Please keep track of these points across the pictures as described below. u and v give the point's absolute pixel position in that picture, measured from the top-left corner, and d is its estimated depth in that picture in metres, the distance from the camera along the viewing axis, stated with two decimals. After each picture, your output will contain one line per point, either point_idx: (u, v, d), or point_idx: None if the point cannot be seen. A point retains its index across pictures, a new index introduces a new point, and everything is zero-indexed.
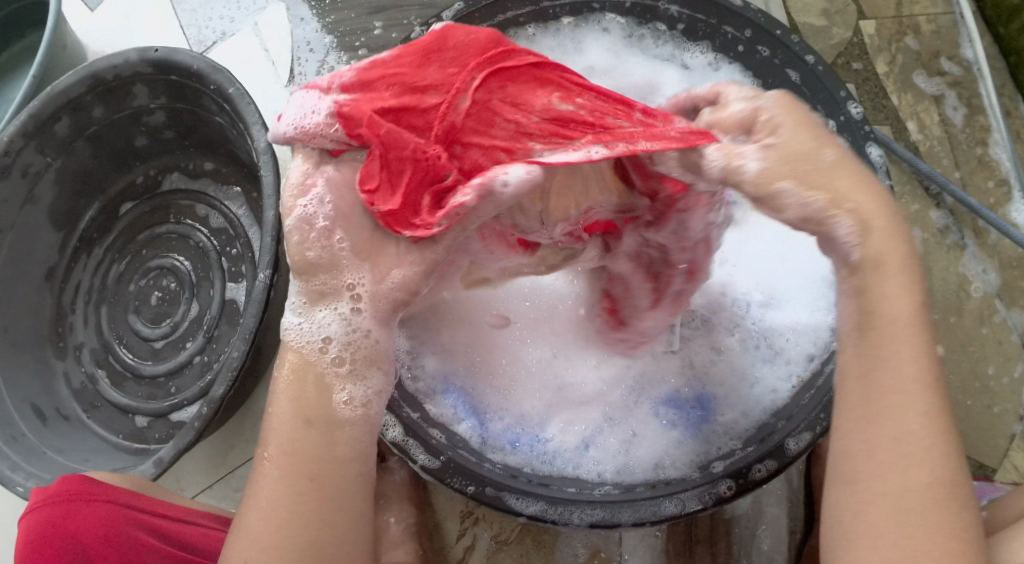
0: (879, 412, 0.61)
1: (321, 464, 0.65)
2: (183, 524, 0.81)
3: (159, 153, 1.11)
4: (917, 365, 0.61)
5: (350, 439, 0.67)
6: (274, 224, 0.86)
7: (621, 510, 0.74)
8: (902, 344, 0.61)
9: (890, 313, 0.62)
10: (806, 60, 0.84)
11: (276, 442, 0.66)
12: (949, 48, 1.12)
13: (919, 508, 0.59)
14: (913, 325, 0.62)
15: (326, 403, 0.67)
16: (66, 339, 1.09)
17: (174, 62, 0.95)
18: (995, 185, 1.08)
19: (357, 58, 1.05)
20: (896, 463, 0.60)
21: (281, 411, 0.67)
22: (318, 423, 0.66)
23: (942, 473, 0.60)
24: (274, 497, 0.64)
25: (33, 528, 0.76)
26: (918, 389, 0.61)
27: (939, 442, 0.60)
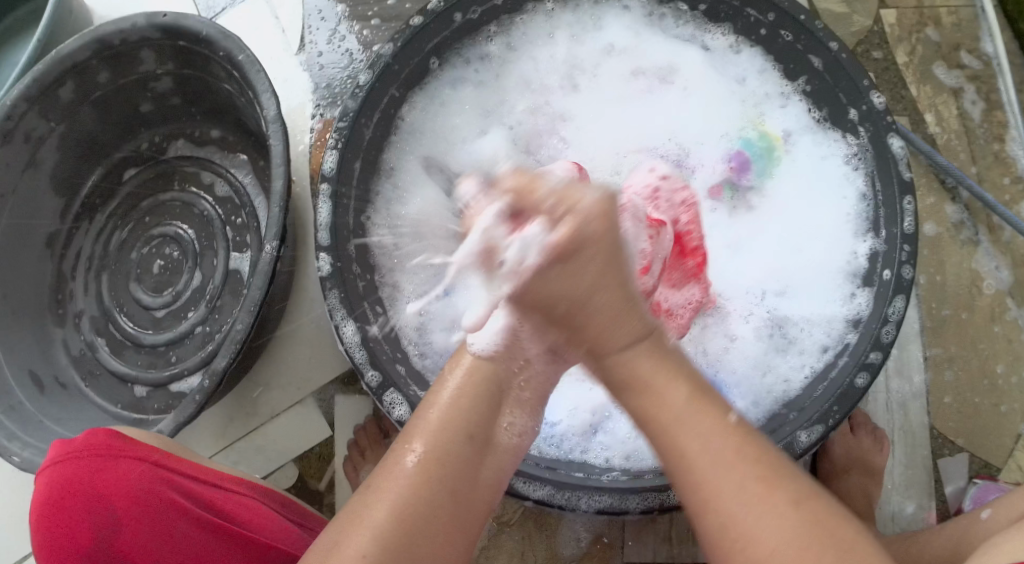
0: (677, 442, 0.63)
1: (463, 477, 0.66)
2: (224, 491, 0.78)
3: (166, 120, 1.09)
4: (700, 396, 0.63)
5: (497, 464, 0.69)
6: (282, 194, 0.85)
7: (630, 497, 0.74)
8: (683, 419, 0.63)
9: (660, 403, 0.63)
10: (830, 47, 0.82)
11: (427, 441, 0.65)
12: (969, 41, 1.10)
13: (779, 538, 0.59)
14: (685, 401, 0.63)
15: (495, 418, 0.69)
16: (65, 305, 1.07)
17: (182, 27, 0.93)
18: (1011, 182, 1.07)
19: (369, 29, 1.03)
20: (727, 516, 0.60)
21: (436, 417, 0.67)
22: (478, 441, 0.67)
23: (783, 527, 0.59)
24: (410, 495, 0.63)
25: (59, 482, 0.73)
26: (711, 421, 0.62)
27: (743, 498, 0.60)
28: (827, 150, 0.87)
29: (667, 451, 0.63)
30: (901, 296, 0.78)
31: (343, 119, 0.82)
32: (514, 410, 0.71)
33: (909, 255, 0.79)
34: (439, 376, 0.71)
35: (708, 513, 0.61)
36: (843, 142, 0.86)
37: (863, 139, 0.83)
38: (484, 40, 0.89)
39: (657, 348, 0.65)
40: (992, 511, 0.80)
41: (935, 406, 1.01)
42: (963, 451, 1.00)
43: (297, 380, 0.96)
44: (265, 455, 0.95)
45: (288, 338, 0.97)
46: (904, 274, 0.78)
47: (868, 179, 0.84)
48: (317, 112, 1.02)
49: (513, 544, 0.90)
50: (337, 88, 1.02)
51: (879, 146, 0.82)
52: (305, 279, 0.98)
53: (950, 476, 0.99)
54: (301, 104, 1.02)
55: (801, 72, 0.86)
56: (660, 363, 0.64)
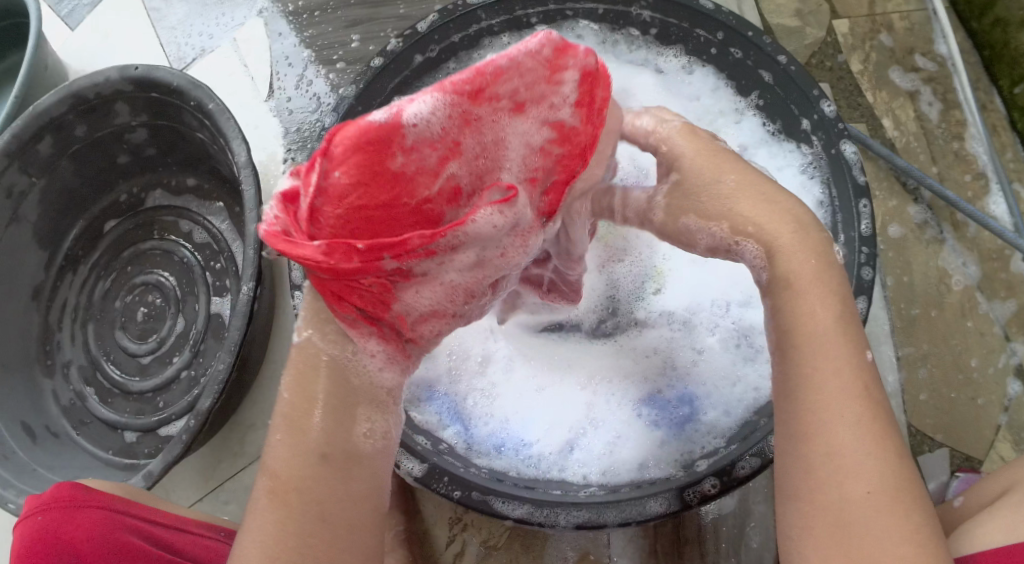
0: (810, 423, 0.59)
1: (327, 499, 0.62)
2: (186, 533, 0.80)
3: (143, 171, 1.12)
4: (848, 373, 0.60)
5: (369, 474, 0.64)
6: (256, 237, 0.87)
7: (606, 511, 0.75)
8: (826, 345, 0.61)
9: (811, 315, 0.62)
10: (779, 61, 0.85)
11: (277, 474, 0.63)
12: (922, 45, 1.13)
13: (868, 517, 0.57)
14: (833, 324, 0.61)
15: (344, 431, 0.64)
16: (53, 356, 1.09)
17: (154, 79, 0.96)
18: (973, 179, 1.10)
19: (335, 72, 1.06)
20: (839, 456, 0.58)
21: (282, 445, 0.63)
22: (333, 458, 0.63)
23: (882, 480, 0.57)
24: (274, 532, 0.61)
25: (24, 537, 0.75)
26: (851, 397, 0.59)
27: (861, 442, 0.58)
28: (782, 161, 0.90)
29: (800, 378, 0.61)
30: (863, 297, 0.79)
31: None
32: (371, 415, 0.66)
33: (868, 256, 0.81)
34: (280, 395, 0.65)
35: (810, 460, 0.59)
36: (798, 152, 0.88)
37: (817, 148, 0.86)
38: (445, 75, 0.92)
39: (829, 272, 0.63)
40: (964, 499, 0.81)
41: (913, 403, 1.02)
42: (943, 446, 1.01)
43: None
44: None
45: (270, 377, 0.99)
46: (864, 275, 0.80)
47: (823, 186, 0.86)
48: (287, 156, 1.04)
49: None
50: (306, 132, 1.05)
51: (833, 153, 0.84)
52: (281, 321, 1.00)
53: (932, 471, 1.00)
54: (274, 150, 1.05)
55: (752, 87, 0.89)
56: (822, 269, 0.63)
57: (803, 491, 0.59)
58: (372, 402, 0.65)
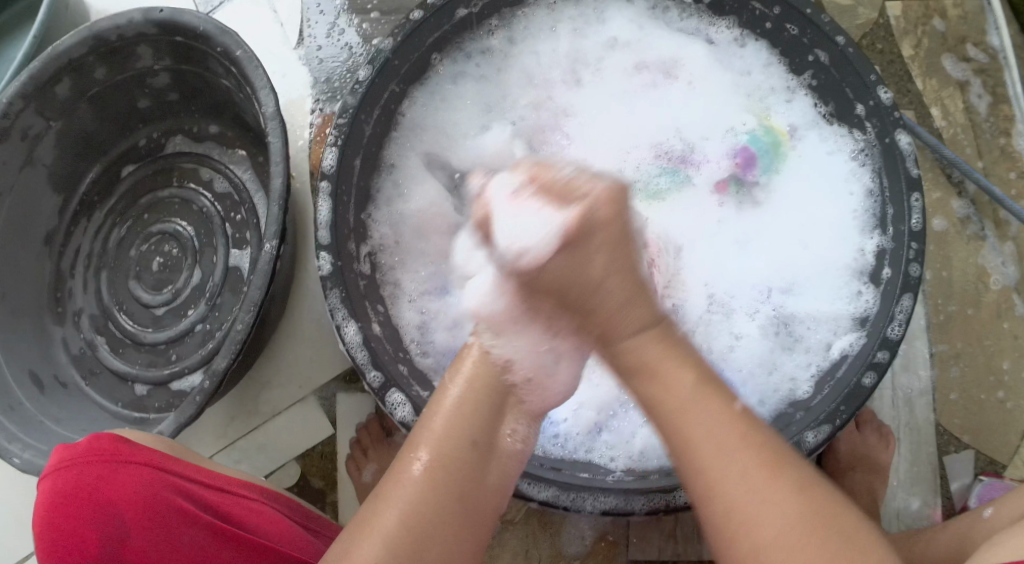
0: (689, 470, 0.64)
1: (470, 483, 0.66)
2: (229, 494, 0.78)
3: (164, 116, 1.09)
4: (714, 421, 0.65)
5: (502, 469, 0.69)
6: (281, 192, 0.84)
7: (635, 498, 0.73)
8: (672, 386, 0.66)
9: (666, 390, 0.66)
10: (837, 41, 0.81)
11: (432, 451, 0.66)
12: (975, 35, 1.09)
13: (789, 553, 0.60)
14: (687, 384, 0.66)
15: (496, 423, 0.69)
16: (65, 304, 1.06)
17: (179, 23, 0.92)
18: (1018, 177, 1.06)
19: (370, 22, 1.02)
20: (737, 506, 0.62)
21: (438, 424, 0.67)
22: (481, 446, 0.67)
23: (786, 521, 0.61)
24: (417, 505, 0.64)
25: (62, 491, 0.72)
26: (732, 445, 0.64)
27: (755, 498, 0.62)
28: (832, 145, 0.86)
29: (688, 473, 0.64)
30: (909, 294, 0.77)
31: (343, 115, 0.80)
32: (518, 416, 0.71)
33: (916, 252, 0.78)
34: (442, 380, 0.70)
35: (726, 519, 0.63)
36: (850, 137, 0.85)
37: (870, 135, 0.82)
38: (486, 33, 0.88)
39: (663, 336, 0.68)
40: (995, 509, 0.79)
41: (942, 403, 1.00)
42: (969, 447, 0.99)
43: (298, 379, 0.96)
44: (267, 454, 0.95)
45: (286, 334, 0.97)
46: (911, 271, 0.77)
47: (874, 174, 0.83)
48: (316, 106, 1.01)
49: (517, 543, 0.89)
50: (337, 82, 1.01)
51: (887, 142, 0.80)
52: (304, 277, 0.97)
53: (956, 472, 0.98)
54: (301, 97, 1.01)
55: (805, 67, 0.86)
56: (667, 350, 0.67)
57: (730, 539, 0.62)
58: (522, 407, 0.71)
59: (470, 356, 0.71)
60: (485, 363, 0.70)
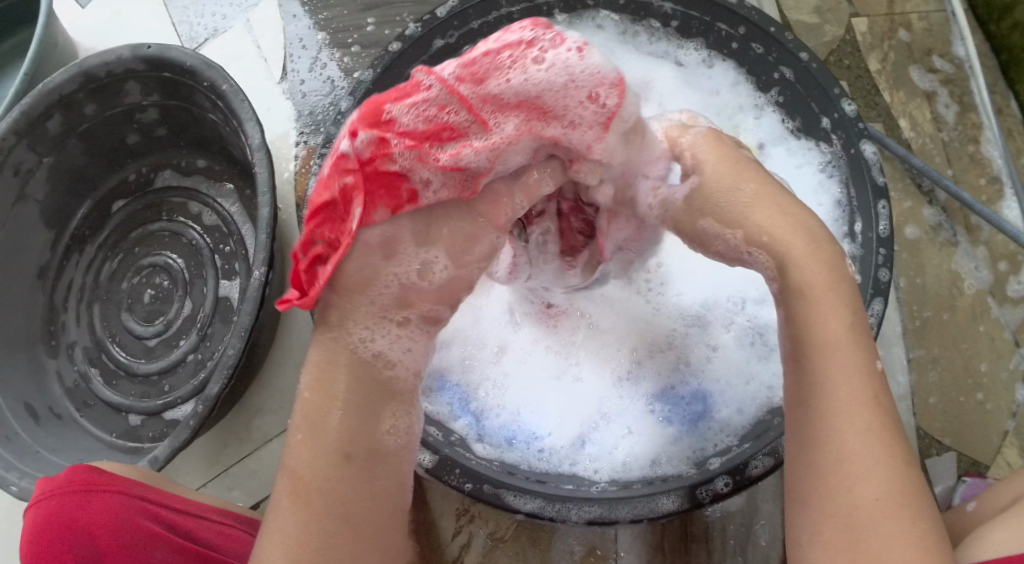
0: (816, 427, 0.62)
1: (350, 498, 0.67)
2: (203, 520, 0.79)
3: (151, 152, 1.11)
4: (858, 382, 0.62)
5: (390, 471, 0.71)
6: (268, 222, 0.86)
7: (618, 507, 0.75)
8: (835, 340, 0.64)
9: (822, 323, 0.64)
10: (800, 58, 0.84)
11: (302, 474, 0.67)
12: (940, 46, 1.12)
13: (877, 522, 0.59)
14: (846, 329, 0.64)
15: (375, 426, 0.70)
16: (58, 336, 1.08)
17: (166, 58, 0.95)
18: (987, 182, 1.09)
19: (350, 55, 1.05)
20: (849, 463, 0.60)
21: (301, 443, 0.68)
22: (356, 457, 0.68)
23: (890, 484, 0.60)
24: (299, 529, 0.66)
25: (39, 520, 0.76)
26: (861, 404, 0.62)
27: (873, 453, 0.60)
28: (801, 159, 0.89)
29: (809, 426, 0.63)
30: (880, 299, 0.79)
31: (326, 146, 0.83)
32: (395, 412, 0.72)
33: (885, 257, 0.80)
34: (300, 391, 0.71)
35: (824, 479, 0.61)
36: (817, 150, 0.88)
37: (836, 147, 0.85)
38: None
39: (833, 282, 0.66)
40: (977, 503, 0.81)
41: (922, 406, 1.02)
42: (950, 449, 1.01)
43: (288, 405, 0.98)
44: (260, 479, 0.96)
45: (277, 361, 0.99)
46: (880, 276, 0.80)
47: (842, 185, 0.86)
48: (300, 139, 1.03)
49: (508, 559, 0.91)
50: (319, 114, 1.04)
51: (853, 152, 0.83)
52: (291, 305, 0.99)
53: (938, 474, 1.00)
54: (285, 131, 1.04)
55: (772, 84, 0.88)
56: (837, 281, 0.66)
57: (821, 498, 0.61)
58: (399, 400, 0.73)
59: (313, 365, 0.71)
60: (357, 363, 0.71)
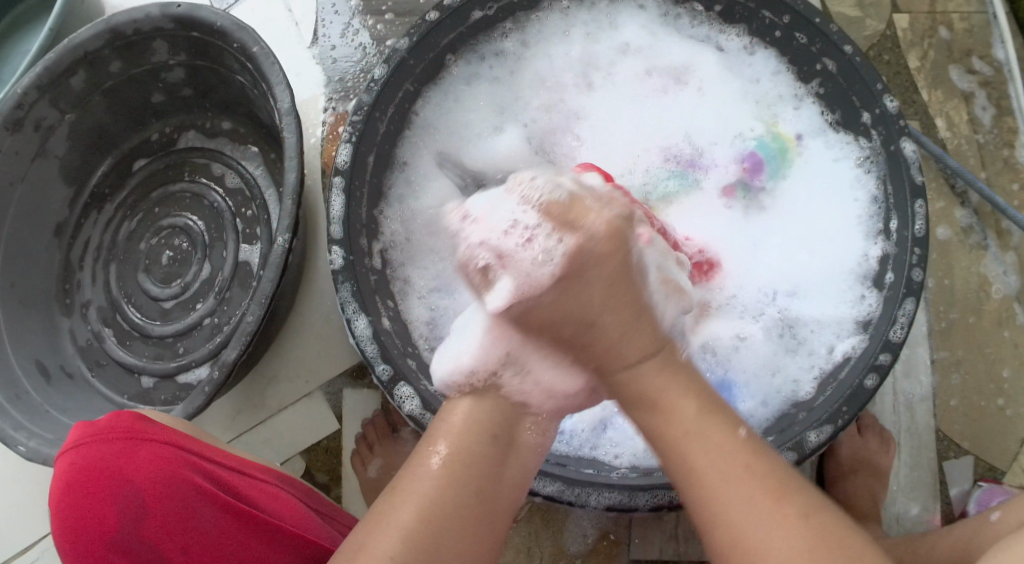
0: (676, 443, 0.68)
1: (487, 476, 0.68)
2: (244, 477, 0.78)
3: (175, 112, 1.10)
4: (701, 405, 0.69)
5: (520, 464, 0.72)
6: (294, 187, 0.84)
7: (639, 495, 0.74)
8: (692, 432, 0.67)
9: (672, 410, 0.69)
10: (844, 51, 0.82)
11: (449, 444, 0.68)
12: (980, 47, 1.10)
13: (761, 530, 0.62)
14: (681, 392, 0.69)
15: (516, 427, 0.72)
16: (73, 295, 1.07)
17: (197, 19, 0.93)
18: (1020, 188, 1.07)
19: (383, 23, 1.03)
20: (711, 483, 0.65)
21: (457, 421, 0.70)
22: (499, 441, 0.70)
23: (796, 537, 0.62)
24: (436, 492, 0.66)
25: (80, 468, 0.71)
26: (704, 423, 0.68)
27: (733, 470, 0.65)
28: (839, 152, 0.88)
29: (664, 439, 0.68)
30: (911, 299, 0.78)
31: (357, 113, 0.82)
32: (536, 420, 0.75)
33: (919, 257, 0.79)
34: (451, 396, 0.74)
35: (704, 499, 0.65)
36: (855, 145, 0.86)
37: (875, 143, 0.83)
38: (499, 36, 0.90)
39: (665, 367, 0.71)
40: (1003, 512, 0.80)
41: (942, 409, 1.01)
42: (969, 453, 1.00)
43: (305, 373, 0.97)
44: (272, 447, 0.95)
45: (295, 329, 0.97)
46: (914, 276, 0.78)
47: (879, 181, 0.84)
48: (329, 105, 1.02)
49: (520, 539, 0.90)
50: (349, 82, 1.02)
51: (892, 150, 0.81)
52: (313, 274, 0.98)
53: (956, 478, 0.99)
54: (314, 96, 1.02)
55: (813, 75, 0.87)
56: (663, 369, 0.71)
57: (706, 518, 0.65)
58: (539, 413, 0.75)
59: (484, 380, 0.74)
60: (495, 387, 0.74)
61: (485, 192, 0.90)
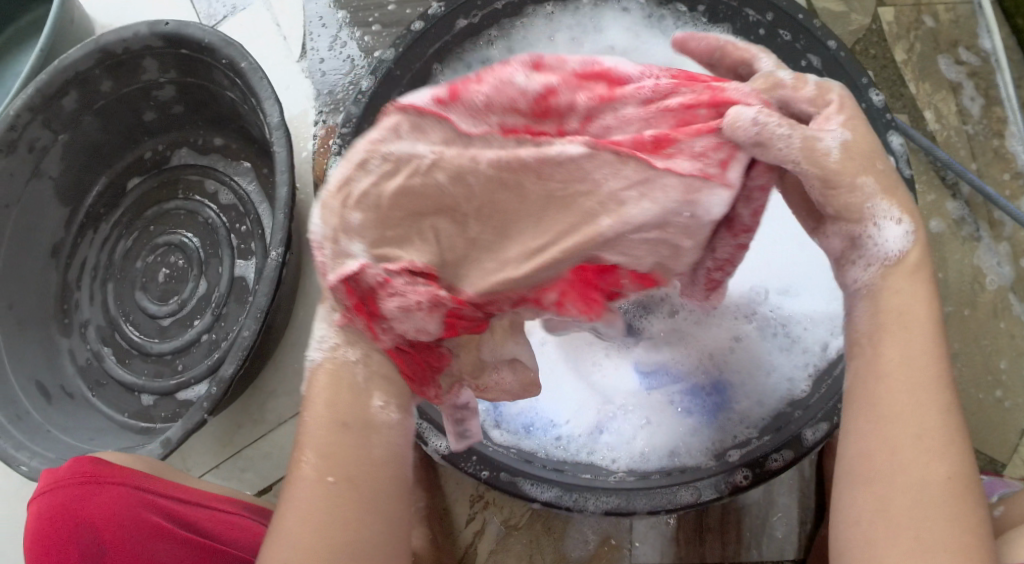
0: (880, 388, 0.60)
1: (357, 469, 0.60)
2: (206, 509, 0.78)
3: (167, 129, 1.10)
4: (924, 377, 0.59)
5: (387, 441, 0.62)
6: (287, 200, 0.85)
7: (637, 498, 0.74)
8: (911, 352, 0.60)
9: (906, 310, 0.61)
10: (828, 45, 0.83)
11: (310, 452, 0.60)
12: (967, 38, 1.10)
13: (931, 516, 0.57)
14: (925, 328, 0.60)
15: (364, 402, 0.62)
16: (71, 315, 1.07)
17: (184, 36, 0.94)
18: (1011, 177, 1.08)
19: (370, 35, 1.04)
20: (902, 460, 0.58)
21: (312, 421, 0.61)
22: (353, 427, 0.61)
23: (959, 467, 0.58)
24: (308, 517, 0.59)
25: (42, 511, 0.73)
26: (926, 397, 0.59)
27: (928, 448, 0.58)
28: None
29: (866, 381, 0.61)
30: None
31: (346, 126, 0.82)
32: (388, 390, 0.62)
33: None
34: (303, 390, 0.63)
35: (878, 465, 0.59)
36: None
37: None
38: (484, 44, 0.90)
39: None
40: (1006, 507, 0.79)
41: None
42: (968, 446, 1.00)
43: (303, 387, 0.97)
44: (273, 461, 0.96)
45: (293, 343, 0.98)
46: None
47: None
48: (320, 118, 1.02)
49: (522, 547, 0.91)
50: (339, 94, 1.03)
51: (880, 144, 0.82)
52: (307, 287, 0.99)
53: None
54: (304, 110, 1.03)
55: None
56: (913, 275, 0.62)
57: (870, 485, 0.58)
58: (388, 378, 0.62)
59: (316, 381, 0.62)
60: (339, 371, 0.62)
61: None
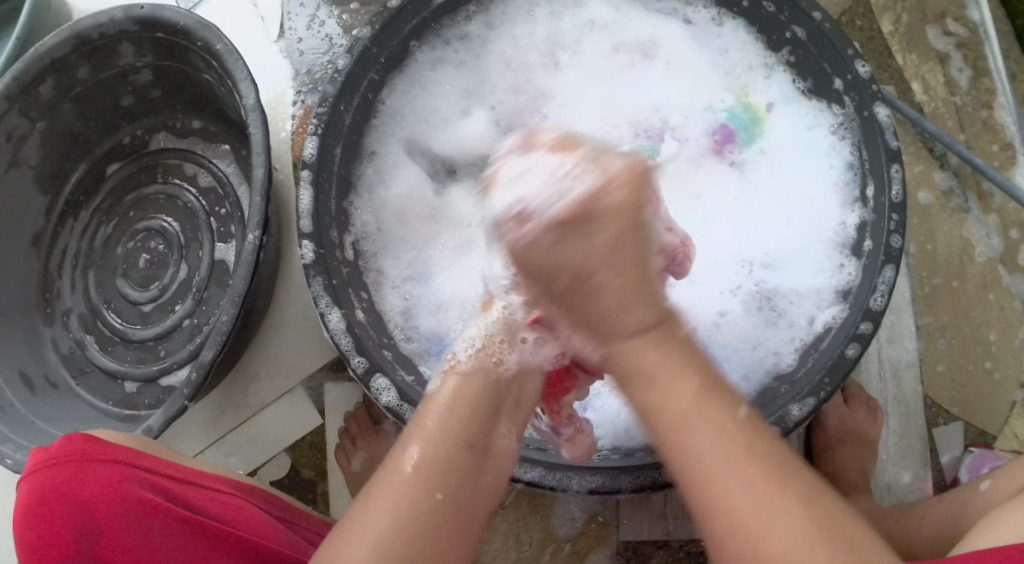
0: (673, 426, 0.62)
1: (465, 484, 0.66)
2: (200, 489, 0.77)
3: (146, 113, 1.09)
4: (696, 399, 0.62)
5: (495, 470, 0.69)
6: (262, 183, 0.83)
7: (621, 476, 0.74)
8: (687, 409, 0.62)
9: (665, 396, 0.62)
10: (814, 17, 0.81)
11: (424, 450, 0.65)
12: (954, 9, 1.09)
13: (769, 528, 0.58)
14: (687, 389, 0.62)
15: (493, 427, 0.70)
16: (53, 304, 1.06)
17: (160, 19, 0.92)
18: (1000, 149, 1.06)
19: (348, 13, 1.03)
20: (719, 473, 0.60)
21: (434, 424, 0.67)
22: (478, 448, 0.67)
23: (799, 526, 0.58)
24: (406, 505, 0.63)
25: (30, 496, 0.70)
26: (712, 418, 0.61)
27: (745, 464, 0.60)
28: (812, 120, 0.86)
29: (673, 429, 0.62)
30: (891, 266, 0.77)
31: (322, 104, 0.81)
32: (510, 424, 0.71)
33: (897, 224, 0.78)
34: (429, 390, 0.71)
35: (711, 502, 0.60)
36: (828, 112, 0.85)
37: (848, 108, 0.82)
38: (463, 19, 0.89)
39: (663, 340, 0.64)
40: (992, 482, 0.78)
41: (929, 375, 1.00)
42: (958, 419, 0.99)
43: (286, 369, 0.96)
44: (257, 445, 0.95)
45: (275, 325, 0.97)
46: (892, 243, 0.77)
47: (854, 148, 0.83)
48: (298, 98, 1.01)
49: (509, 526, 0.90)
50: (317, 74, 1.02)
51: (865, 116, 0.80)
52: (289, 268, 0.98)
53: (945, 445, 0.98)
54: (282, 90, 1.01)
55: (783, 43, 0.86)
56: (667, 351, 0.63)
57: (705, 513, 0.60)
58: (513, 414, 0.72)
59: (443, 388, 0.70)
60: (465, 382, 0.70)
61: (455, 176, 0.90)
